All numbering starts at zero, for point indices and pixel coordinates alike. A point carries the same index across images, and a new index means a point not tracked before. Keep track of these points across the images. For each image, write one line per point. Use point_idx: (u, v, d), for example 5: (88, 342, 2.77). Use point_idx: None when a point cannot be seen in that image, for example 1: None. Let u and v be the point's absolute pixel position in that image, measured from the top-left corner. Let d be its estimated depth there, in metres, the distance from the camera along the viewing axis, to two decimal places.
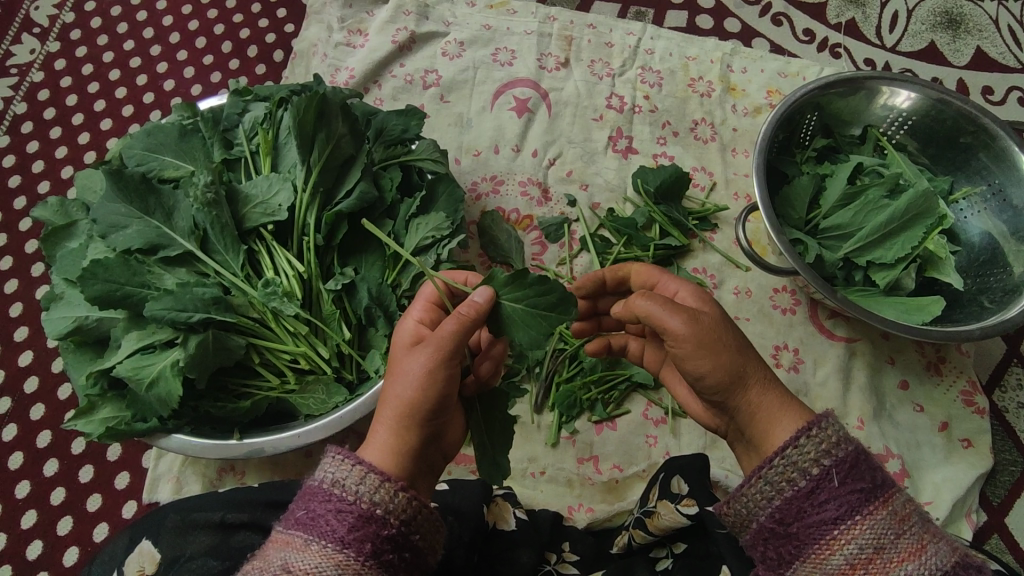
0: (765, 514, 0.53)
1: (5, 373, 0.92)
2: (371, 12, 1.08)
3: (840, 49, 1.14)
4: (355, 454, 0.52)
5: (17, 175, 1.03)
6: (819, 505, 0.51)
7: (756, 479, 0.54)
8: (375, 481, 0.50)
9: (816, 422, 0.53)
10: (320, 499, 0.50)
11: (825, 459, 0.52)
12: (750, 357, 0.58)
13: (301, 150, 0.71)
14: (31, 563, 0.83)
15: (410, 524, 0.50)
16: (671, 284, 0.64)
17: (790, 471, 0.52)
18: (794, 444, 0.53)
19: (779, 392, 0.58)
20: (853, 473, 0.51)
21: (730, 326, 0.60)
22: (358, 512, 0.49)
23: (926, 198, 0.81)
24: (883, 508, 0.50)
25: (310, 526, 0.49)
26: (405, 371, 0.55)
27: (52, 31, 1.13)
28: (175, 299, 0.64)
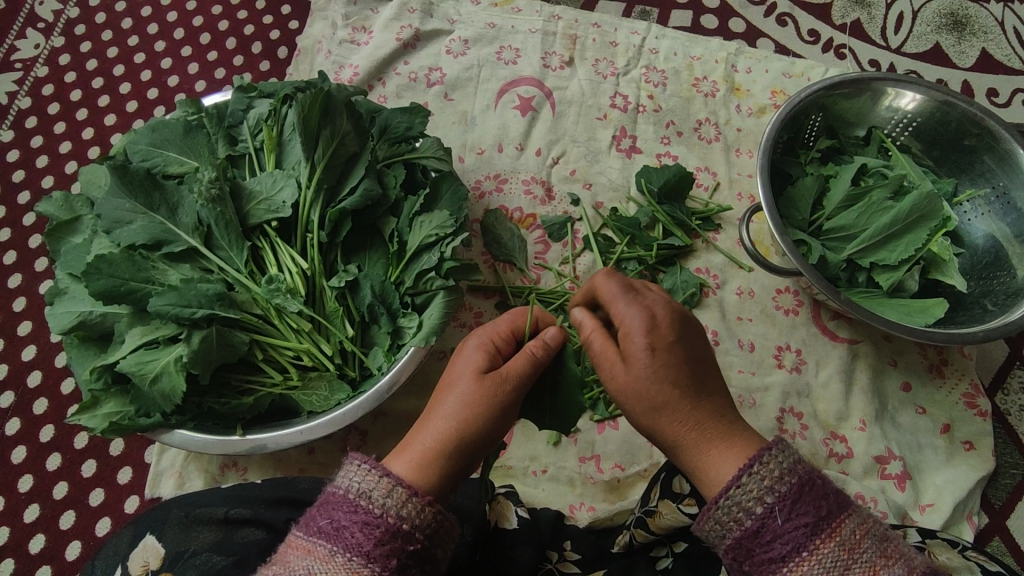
0: (721, 551, 0.53)
1: (8, 367, 0.92)
2: (375, 10, 1.07)
3: (845, 49, 1.14)
4: (384, 466, 0.52)
5: (21, 170, 1.03)
6: (767, 543, 0.50)
7: (705, 519, 0.53)
8: (402, 496, 0.50)
9: (756, 459, 0.52)
10: (345, 509, 0.49)
11: (767, 496, 0.51)
12: (677, 409, 0.57)
13: (305, 147, 0.71)
14: (34, 557, 0.83)
15: (434, 540, 0.51)
16: (627, 312, 0.59)
17: (736, 511, 0.52)
18: (736, 484, 0.52)
19: (715, 431, 0.57)
20: (798, 507, 0.50)
21: (674, 372, 0.57)
22: (385, 526, 0.49)
23: (930, 201, 0.81)
24: (830, 540, 0.49)
25: (335, 537, 0.48)
26: (459, 391, 0.57)
27: (57, 26, 1.13)
28: (179, 295, 0.65)
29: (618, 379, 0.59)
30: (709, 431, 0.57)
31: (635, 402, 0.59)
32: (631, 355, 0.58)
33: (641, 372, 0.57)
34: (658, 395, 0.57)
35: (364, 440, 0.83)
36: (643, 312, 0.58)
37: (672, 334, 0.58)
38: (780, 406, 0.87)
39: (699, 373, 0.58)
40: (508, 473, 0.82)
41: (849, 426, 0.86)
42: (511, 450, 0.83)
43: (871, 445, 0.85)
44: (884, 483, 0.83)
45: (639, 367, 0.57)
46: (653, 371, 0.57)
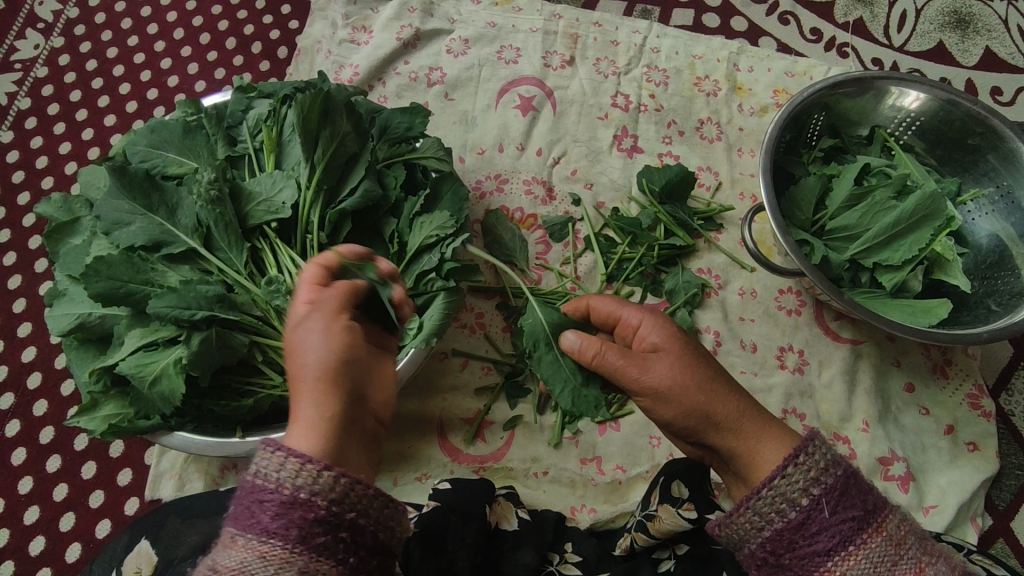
0: (756, 543, 0.53)
1: (8, 368, 0.92)
2: (375, 9, 1.07)
3: (848, 48, 1.14)
4: (273, 441, 0.50)
5: (21, 171, 1.03)
6: (811, 537, 0.51)
7: (744, 510, 0.53)
8: (294, 465, 0.48)
9: (802, 448, 0.52)
10: (246, 492, 0.49)
11: (812, 488, 0.51)
12: (721, 400, 0.58)
13: (305, 147, 0.70)
14: (34, 559, 0.83)
15: (342, 503, 0.49)
16: (631, 317, 0.63)
17: (780, 502, 0.51)
18: (782, 475, 0.52)
19: (759, 419, 0.58)
20: (844, 500, 0.51)
21: (694, 366, 0.60)
22: (279, 499, 0.48)
23: (934, 200, 0.81)
24: (877, 534, 0.50)
25: (239, 520, 0.48)
26: (313, 348, 0.54)
27: (56, 27, 1.12)
28: (178, 297, 0.64)
29: (653, 380, 0.59)
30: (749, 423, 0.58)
31: (684, 397, 0.58)
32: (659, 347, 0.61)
33: (674, 360, 0.60)
34: (700, 394, 0.58)
35: None
36: (647, 314, 0.63)
37: (687, 336, 0.62)
38: (782, 407, 0.87)
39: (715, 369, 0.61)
40: (510, 474, 0.82)
41: (852, 427, 0.86)
42: (512, 451, 0.83)
43: (874, 446, 0.84)
44: (887, 484, 0.83)
45: (661, 365, 0.59)
46: (679, 362, 0.59)
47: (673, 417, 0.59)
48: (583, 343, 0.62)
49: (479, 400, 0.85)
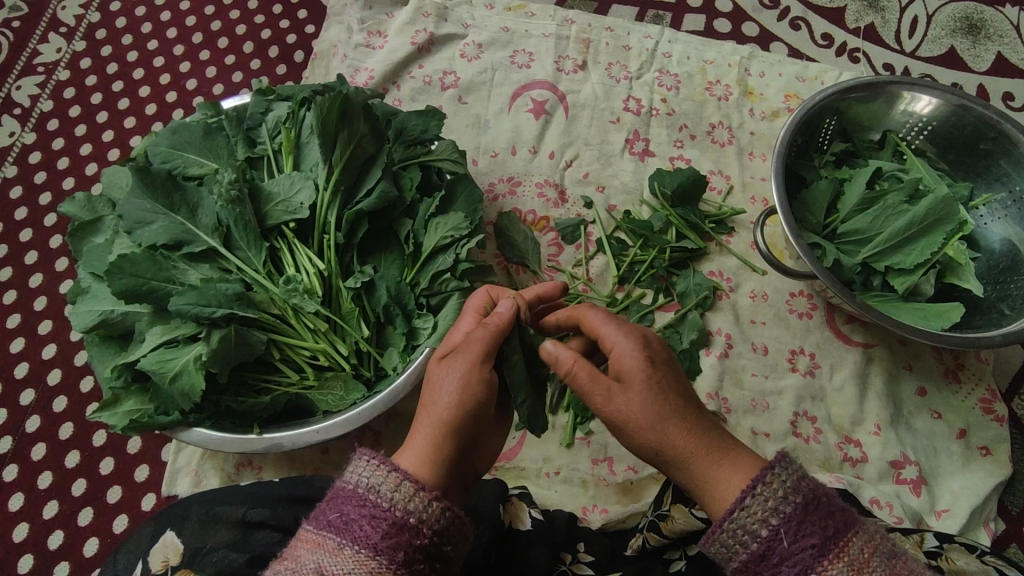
0: (729, 571, 0.53)
1: (29, 365, 0.93)
2: (390, 14, 1.08)
3: (859, 53, 1.14)
4: (390, 460, 0.52)
5: (43, 171, 1.04)
6: (774, 566, 0.50)
7: (711, 540, 0.53)
8: (409, 490, 0.50)
9: (759, 479, 0.52)
10: (353, 503, 0.50)
11: (772, 518, 0.51)
12: (685, 435, 0.57)
13: (324, 149, 0.72)
14: (53, 553, 0.84)
15: (442, 535, 0.50)
16: (614, 333, 0.60)
17: (741, 534, 0.52)
18: (741, 506, 0.52)
19: (716, 449, 0.56)
20: (803, 528, 0.50)
21: (667, 392, 0.57)
22: (392, 519, 0.49)
23: (946, 204, 0.81)
24: (838, 560, 0.49)
25: (343, 529, 0.49)
26: (443, 383, 0.57)
27: (78, 30, 1.14)
28: (199, 295, 0.66)
29: (621, 407, 0.58)
30: (710, 447, 0.57)
31: (639, 433, 0.57)
32: (619, 375, 0.58)
33: (633, 394, 0.57)
34: (655, 418, 0.57)
35: (378, 440, 0.83)
36: (632, 335, 0.60)
37: (660, 350, 0.60)
38: (794, 409, 0.87)
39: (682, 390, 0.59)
40: (521, 474, 0.82)
41: (863, 431, 0.86)
42: (524, 451, 0.83)
43: (886, 450, 0.84)
44: (900, 488, 0.83)
45: (634, 395, 0.57)
46: (641, 394, 0.57)
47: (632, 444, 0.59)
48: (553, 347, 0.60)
49: None
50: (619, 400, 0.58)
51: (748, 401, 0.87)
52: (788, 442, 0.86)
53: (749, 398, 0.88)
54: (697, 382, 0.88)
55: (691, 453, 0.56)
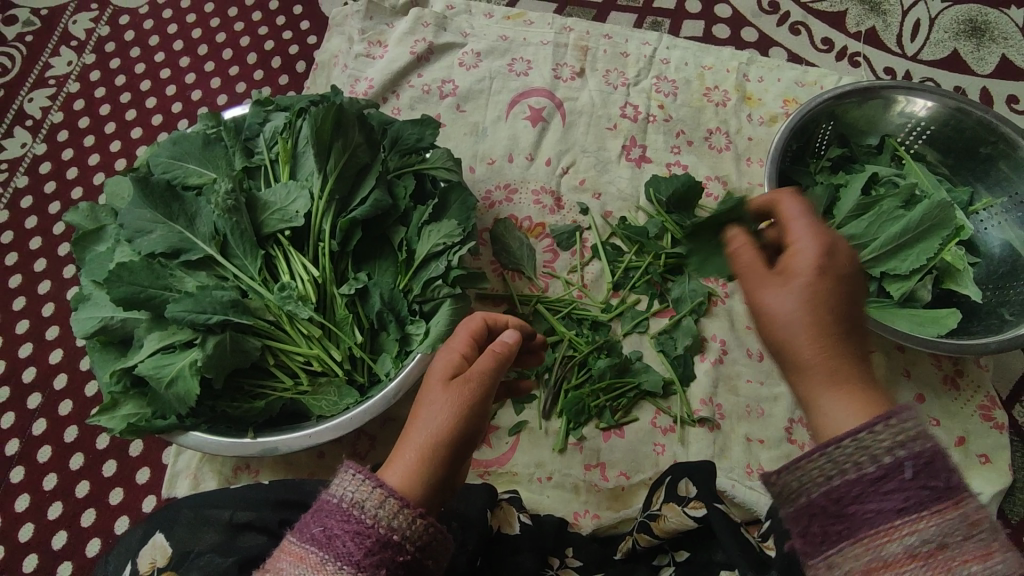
0: (819, 490, 0.49)
1: (37, 369, 0.96)
2: (390, 24, 1.10)
3: (859, 58, 1.14)
4: (378, 477, 0.51)
5: (53, 181, 1.07)
6: (882, 494, 0.47)
7: (819, 454, 0.49)
8: (394, 507, 0.50)
9: (893, 413, 0.48)
10: (337, 518, 0.49)
11: (899, 446, 0.47)
12: (818, 343, 0.53)
13: (318, 159, 0.73)
14: (56, 552, 0.86)
15: (426, 551, 0.50)
16: (799, 234, 0.58)
17: (859, 453, 0.48)
18: (868, 430, 0.48)
19: (845, 368, 0.53)
20: (929, 469, 0.47)
21: (821, 306, 0.54)
22: (376, 536, 0.49)
23: (941, 210, 0.80)
24: (954, 509, 0.46)
25: (326, 545, 0.48)
26: (440, 408, 0.56)
27: (88, 44, 1.17)
28: (194, 302, 0.67)
29: (772, 309, 0.55)
30: (836, 366, 0.53)
31: (775, 326, 0.55)
32: (788, 269, 0.56)
33: (792, 290, 0.55)
34: (794, 326, 0.54)
35: (373, 444, 0.84)
36: (819, 242, 0.57)
37: (842, 265, 0.56)
38: (789, 416, 0.86)
39: (852, 318, 0.55)
40: (514, 479, 0.83)
41: None
42: (517, 456, 0.84)
43: None
44: None
45: (789, 290, 0.55)
46: (805, 291, 0.54)
47: (768, 343, 0.57)
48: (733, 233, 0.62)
49: None
50: (775, 287, 0.56)
51: (743, 407, 0.87)
52: (783, 449, 0.85)
53: (744, 404, 0.87)
54: (692, 388, 0.88)
55: (811, 363, 0.53)
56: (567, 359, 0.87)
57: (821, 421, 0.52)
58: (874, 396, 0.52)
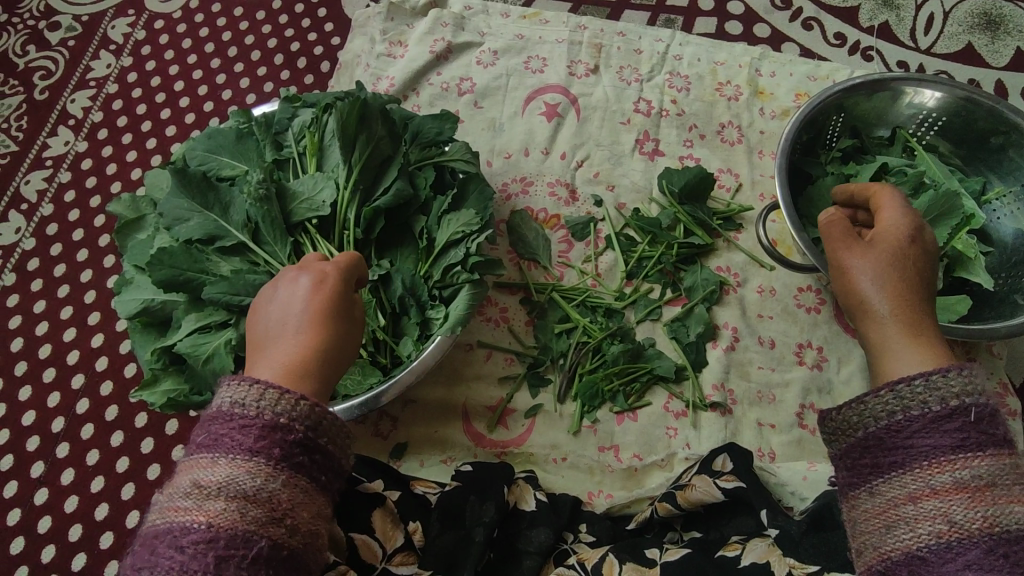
0: (879, 424, 0.54)
1: (79, 353, 1.01)
2: (411, 25, 1.14)
3: (872, 52, 1.15)
4: (253, 378, 0.54)
5: (93, 177, 1.13)
6: (940, 431, 0.51)
7: (886, 391, 0.54)
8: (274, 396, 0.52)
9: (962, 366, 0.54)
10: (220, 421, 0.52)
11: (965, 393, 0.52)
12: (892, 298, 0.62)
13: (343, 150, 0.77)
14: (99, 523, 0.92)
15: (317, 429, 0.53)
16: (889, 212, 0.69)
17: (927, 393, 0.53)
18: (943, 373, 0.53)
19: (912, 325, 0.61)
20: (988, 420, 0.52)
21: (903, 266, 0.64)
22: (262, 423, 0.51)
23: (948, 199, 0.82)
24: (1002, 458, 0.51)
25: (216, 445, 0.51)
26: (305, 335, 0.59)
27: (126, 47, 1.23)
28: (230, 285, 0.72)
29: (860, 273, 0.65)
30: (910, 321, 0.61)
31: (856, 285, 0.65)
32: (877, 238, 0.66)
33: (873, 252, 0.65)
34: (887, 286, 0.63)
35: (395, 425, 0.87)
36: (904, 214, 0.68)
37: (928, 238, 0.67)
38: (800, 401, 0.88)
39: (925, 276, 0.65)
40: (530, 459, 0.86)
41: None
42: (533, 437, 0.87)
43: None
44: None
45: (873, 254, 0.65)
46: (886, 254, 0.64)
47: (843, 295, 0.67)
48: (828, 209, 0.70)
49: (502, 388, 0.89)
50: (859, 254, 0.65)
51: (754, 392, 0.89)
52: (793, 433, 0.87)
53: (755, 389, 0.89)
54: (704, 373, 0.90)
55: (890, 316, 0.62)
56: (582, 344, 0.89)
57: (884, 365, 0.60)
58: (934, 343, 0.61)
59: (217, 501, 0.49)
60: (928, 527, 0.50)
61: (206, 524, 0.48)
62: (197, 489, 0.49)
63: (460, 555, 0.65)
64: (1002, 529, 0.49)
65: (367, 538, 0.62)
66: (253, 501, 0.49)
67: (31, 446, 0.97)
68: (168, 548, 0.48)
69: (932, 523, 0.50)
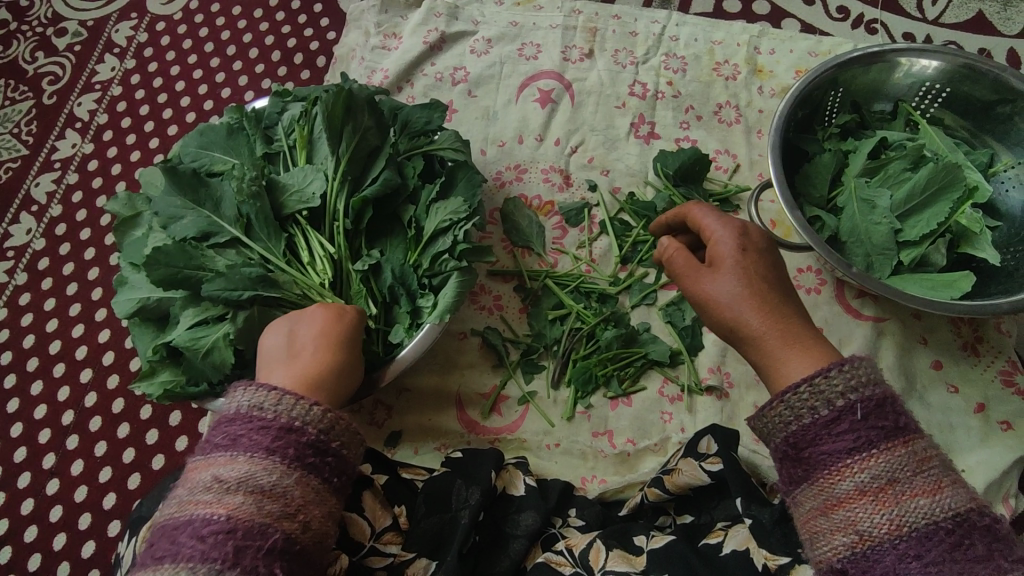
0: (781, 436, 0.55)
1: (87, 348, 1.05)
2: (405, 17, 1.14)
3: (876, 25, 1.11)
4: (268, 384, 0.58)
5: (99, 177, 1.16)
6: (837, 435, 0.52)
7: (778, 403, 0.55)
8: (292, 400, 0.57)
9: (847, 360, 0.54)
10: (240, 422, 0.56)
11: (851, 390, 0.53)
12: (757, 312, 0.60)
13: (331, 142, 0.78)
14: (107, 511, 0.95)
15: (330, 432, 0.57)
16: (714, 228, 0.64)
17: (814, 399, 0.53)
18: (824, 375, 0.54)
19: (784, 327, 0.59)
20: (878, 412, 0.52)
21: (755, 275, 0.61)
22: (279, 424, 0.56)
23: (949, 172, 0.80)
24: (903, 446, 0.51)
25: (234, 445, 0.55)
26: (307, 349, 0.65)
27: (129, 50, 1.26)
28: (226, 281, 0.73)
29: (716, 295, 0.61)
30: (781, 323, 0.59)
31: (720, 310, 0.61)
32: (716, 258, 0.63)
33: (721, 271, 0.62)
34: (748, 302, 0.60)
35: (390, 412, 0.88)
36: (728, 225, 0.64)
37: (760, 239, 0.64)
38: None
39: (777, 275, 0.63)
40: (523, 446, 0.86)
41: None
42: (526, 424, 0.87)
43: None
44: None
45: (723, 275, 0.61)
46: (734, 270, 0.61)
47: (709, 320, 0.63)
48: (663, 241, 0.66)
49: (496, 375, 0.90)
50: (710, 278, 0.62)
51: (751, 375, 0.88)
52: None
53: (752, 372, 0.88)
54: (699, 357, 0.89)
55: (764, 330, 0.59)
56: (575, 331, 0.89)
57: (776, 379, 0.58)
58: (811, 336, 0.59)
59: (237, 494, 0.52)
60: (842, 538, 0.51)
61: (226, 516, 0.51)
62: (217, 484, 0.52)
63: (442, 537, 0.64)
64: (911, 528, 0.49)
65: (356, 517, 0.64)
66: (269, 496, 0.52)
67: (42, 438, 1.00)
68: (187, 541, 0.50)
69: (844, 534, 0.51)
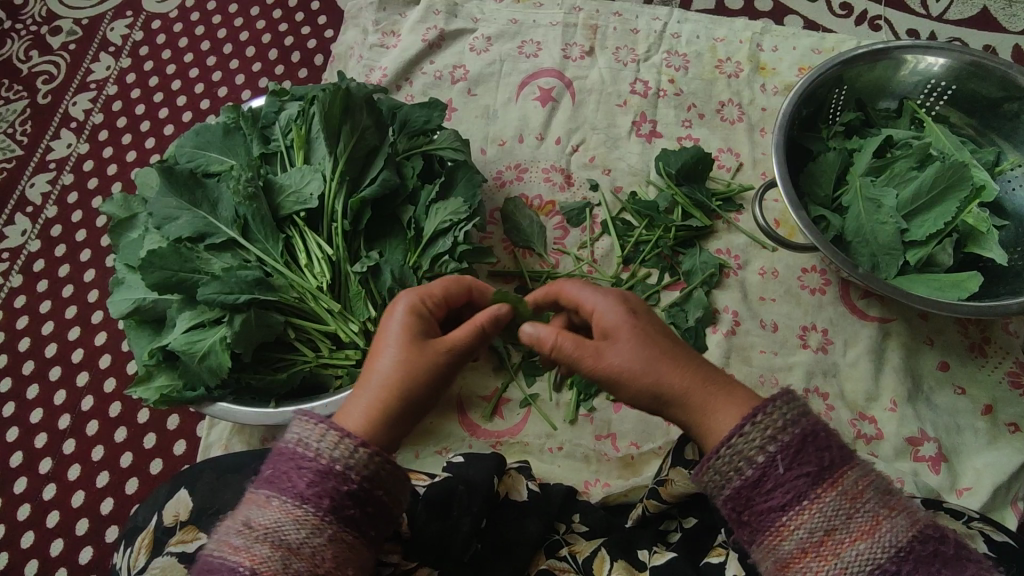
0: (719, 503, 0.52)
1: (84, 351, 1.04)
2: (403, 14, 1.13)
3: (880, 21, 1.10)
4: (319, 415, 0.53)
5: (95, 178, 1.15)
6: (767, 493, 0.49)
7: (705, 469, 0.52)
8: (335, 438, 0.51)
9: (760, 409, 0.51)
10: (285, 457, 0.51)
11: (772, 439, 0.50)
12: (671, 373, 0.55)
13: (329, 142, 0.77)
14: (105, 516, 0.94)
15: (373, 480, 0.51)
16: (589, 300, 0.60)
17: (738, 460, 0.50)
18: (739, 433, 0.51)
19: (701, 382, 0.55)
20: (799, 456, 0.49)
21: (651, 339, 0.56)
22: (318, 466, 0.50)
23: (959, 170, 0.78)
24: (830, 489, 0.48)
25: (273, 483, 0.51)
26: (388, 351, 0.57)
27: (124, 49, 1.25)
28: (223, 284, 0.72)
29: (615, 366, 0.56)
30: (698, 378, 0.55)
31: (633, 382, 0.55)
32: (605, 330, 0.57)
33: (620, 340, 0.56)
34: (657, 368, 0.55)
35: None
36: (605, 296, 0.59)
37: (642, 304, 0.59)
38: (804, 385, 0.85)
39: (667, 331, 0.58)
40: (525, 449, 0.85)
41: (879, 407, 0.84)
42: (528, 427, 0.86)
43: (903, 426, 0.82)
44: (918, 466, 0.80)
45: (620, 347, 0.56)
46: (628, 339, 0.56)
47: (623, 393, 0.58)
48: (537, 330, 0.58)
49: (497, 378, 0.89)
50: (610, 351, 0.56)
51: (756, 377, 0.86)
52: None
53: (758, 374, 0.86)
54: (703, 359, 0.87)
55: (685, 390, 0.54)
56: None
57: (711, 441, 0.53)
58: (728, 383, 0.55)
59: (263, 546, 0.48)
60: None
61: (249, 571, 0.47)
62: (246, 530, 0.49)
63: (449, 543, 0.64)
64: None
65: None
66: (296, 553, 0.48)
67: (39, 443, 0.99)
68: None
69: None
